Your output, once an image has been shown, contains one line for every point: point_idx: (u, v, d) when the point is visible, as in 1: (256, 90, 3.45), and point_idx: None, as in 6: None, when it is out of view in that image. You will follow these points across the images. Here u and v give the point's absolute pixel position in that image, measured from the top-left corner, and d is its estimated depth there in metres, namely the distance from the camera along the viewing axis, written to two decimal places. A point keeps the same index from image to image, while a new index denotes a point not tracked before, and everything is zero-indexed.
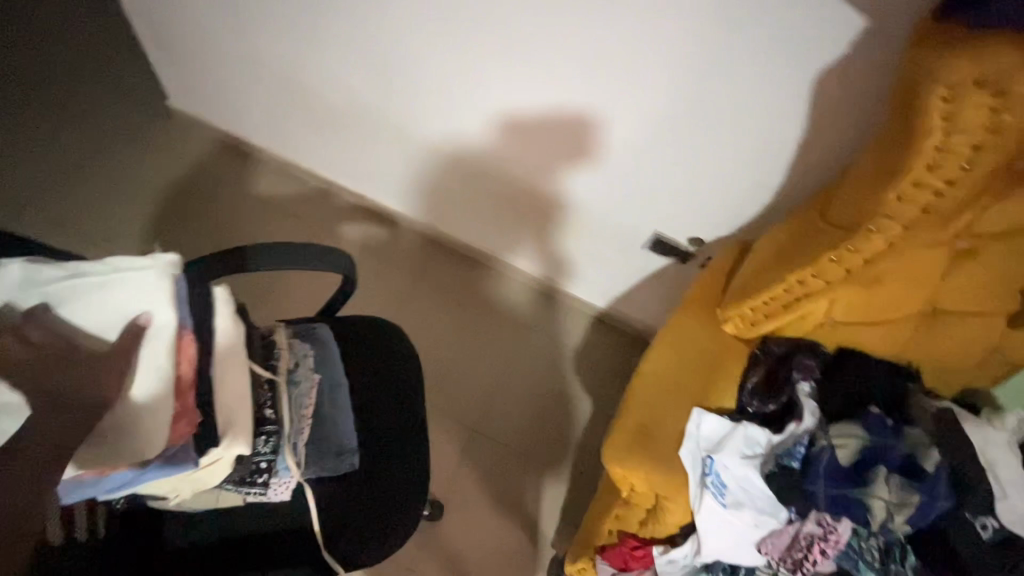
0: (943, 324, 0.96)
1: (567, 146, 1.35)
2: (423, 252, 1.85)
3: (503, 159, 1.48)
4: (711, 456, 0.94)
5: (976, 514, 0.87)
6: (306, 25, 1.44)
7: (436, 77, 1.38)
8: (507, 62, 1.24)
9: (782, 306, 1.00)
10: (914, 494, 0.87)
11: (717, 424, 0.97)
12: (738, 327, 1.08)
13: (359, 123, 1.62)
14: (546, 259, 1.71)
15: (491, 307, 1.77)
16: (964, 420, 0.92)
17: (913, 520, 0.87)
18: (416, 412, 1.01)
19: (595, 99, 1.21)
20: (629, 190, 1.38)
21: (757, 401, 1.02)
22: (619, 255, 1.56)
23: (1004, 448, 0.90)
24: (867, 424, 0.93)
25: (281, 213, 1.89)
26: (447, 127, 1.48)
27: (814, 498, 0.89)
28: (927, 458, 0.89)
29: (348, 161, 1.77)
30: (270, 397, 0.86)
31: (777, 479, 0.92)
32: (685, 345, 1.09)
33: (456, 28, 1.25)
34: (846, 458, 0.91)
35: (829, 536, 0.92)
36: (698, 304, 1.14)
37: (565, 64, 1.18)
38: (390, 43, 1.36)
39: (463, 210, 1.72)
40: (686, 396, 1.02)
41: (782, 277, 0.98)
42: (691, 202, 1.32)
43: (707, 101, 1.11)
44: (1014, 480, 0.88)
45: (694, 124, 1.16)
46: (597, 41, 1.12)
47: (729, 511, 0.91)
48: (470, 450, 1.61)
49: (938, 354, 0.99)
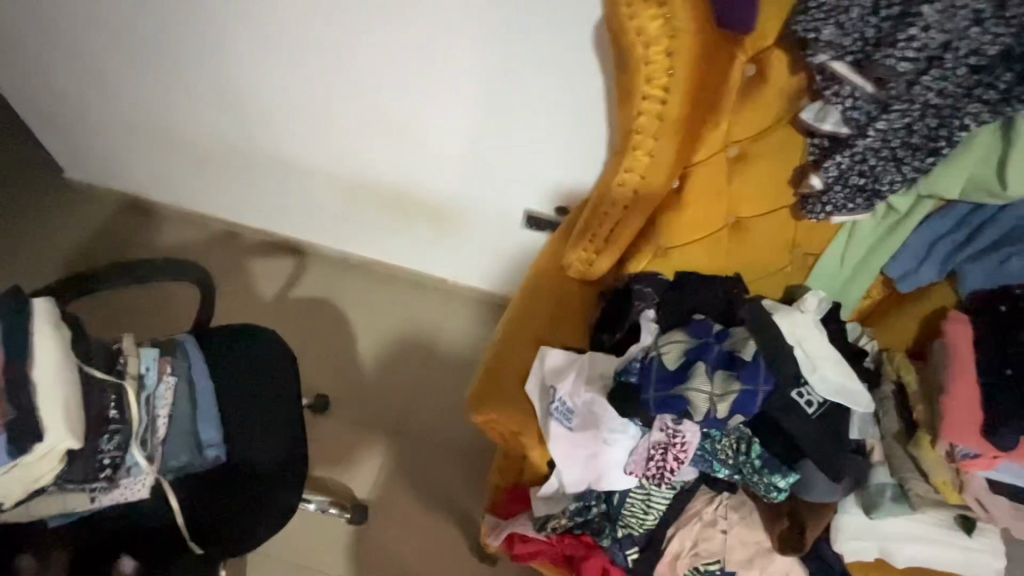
0: (748, 230, 1.05)
1: (431, 139, 1.49)
2: (335, 273, 1.95)
3: (385, 165, 1.61)
4: (553, 386, 1.00)
5: (792, 390, 0.95)
6: (180, 73, 1.57)
7: (303, 100, 1.52)
8: (358, 78, 1.41)
9: (603, 238, 1.08)
10: (734, 382, 0.94)
11: (560, 356, 1.03)
12: (581, 270, 1.15)
13: (249, 157, 1.74)
14: (445, 256, 1.82)
15: (405, 310, 1.88)
16: (775, 311, 1.00)
17: (738, 407, 0.93)
18: (284, 400, 1.05)
19: (438, 96, 1.37)
20: (492, 171, 1.51)
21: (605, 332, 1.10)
22: (504, 239, 1.68)
23: (811, 328, 0.98)
24: (689, 329, 1.00)
25: (194, 258, 1.97)
26: (327, 142, 1.61)
27: (648, 405, 0.94)
28: (744, 349, 0.96)
29: (250, 196, 1.88)
30: (116, 398, 0.89)
31: (615, 396, 0.97)
32: (539, 295, 1.16)
33: (306, 56, 1.41)
34: (673, 363, 0.96)
35: (676, 438, 0.97)
36: (548, 257, 1.21)
37: (405, 69, 1.35)
38: (256, 79, 1.51)
39: (361, 223, 1.83)
40: (535, 340, 1.09)
41: (593, 211, 1.05)
42: (544, 174, 1.48)
43: (526, 82, 1.29)
44: (822, 354, 0.96)
45: (523, 103, 1.34)
46: (424, 46, 1.29)
47: (576, 433, 0.98)
48: (394, 453, 1.64)
49: (756, 260, 1.07)
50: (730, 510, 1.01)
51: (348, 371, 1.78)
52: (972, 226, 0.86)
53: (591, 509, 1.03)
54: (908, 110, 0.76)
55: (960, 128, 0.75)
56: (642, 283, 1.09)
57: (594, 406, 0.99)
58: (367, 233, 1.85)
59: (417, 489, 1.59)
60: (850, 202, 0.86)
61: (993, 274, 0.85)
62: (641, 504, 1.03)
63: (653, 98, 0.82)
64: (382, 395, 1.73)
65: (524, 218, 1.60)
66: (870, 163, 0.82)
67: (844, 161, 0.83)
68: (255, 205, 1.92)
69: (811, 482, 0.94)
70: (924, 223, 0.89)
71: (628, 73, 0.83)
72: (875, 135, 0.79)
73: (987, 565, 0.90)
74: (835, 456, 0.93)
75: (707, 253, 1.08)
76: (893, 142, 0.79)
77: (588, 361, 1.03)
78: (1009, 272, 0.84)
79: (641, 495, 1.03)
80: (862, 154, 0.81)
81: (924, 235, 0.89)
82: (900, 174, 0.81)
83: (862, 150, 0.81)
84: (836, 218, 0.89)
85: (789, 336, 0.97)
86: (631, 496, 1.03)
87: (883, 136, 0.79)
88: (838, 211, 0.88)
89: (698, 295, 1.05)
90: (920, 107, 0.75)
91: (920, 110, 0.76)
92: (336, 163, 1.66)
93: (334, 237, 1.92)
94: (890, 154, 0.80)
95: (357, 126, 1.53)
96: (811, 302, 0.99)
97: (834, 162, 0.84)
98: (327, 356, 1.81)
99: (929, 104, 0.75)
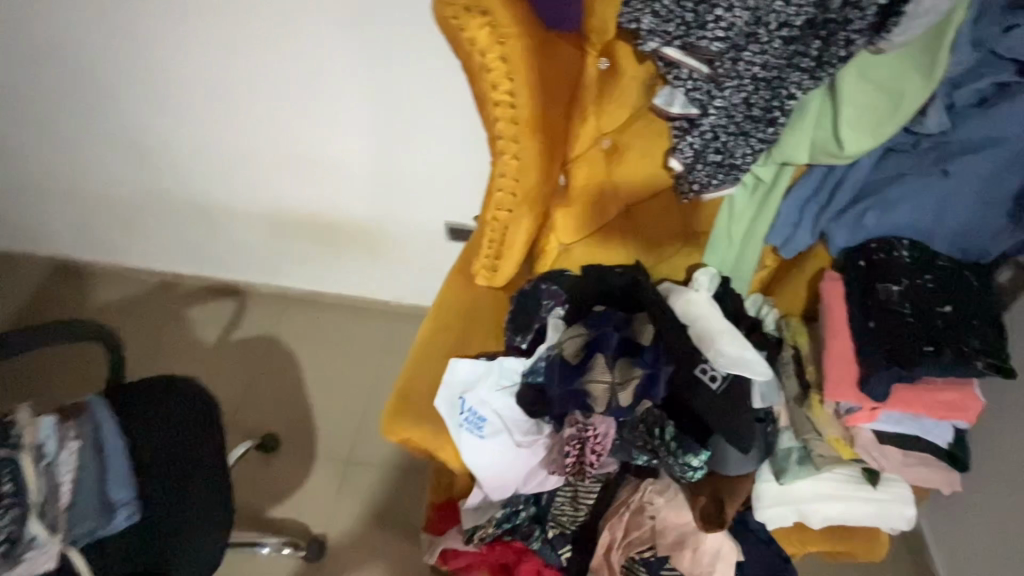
0: (637, 216, 1.05)
1: (338, 163, 1.50)
2: (271, 309, 1.94)
3: (299, 196, 1.61)
4: (463, 396, 1.00)
5: (695, 367, 0.95)
6: (81, 128, 1.56)
7: (208, 140, 1.52)
8: (261, 112, 1.43)
9: (499, 243, 1.07)
10: (635, 368, 0.94)
11: (469, 365, 1.02)
12: (487, 277, 1.14)
13: (166, 205, 1.73)
14: (378, 277, 1.82)
15: (348, 336, 1.88)
16: (670, 294, 1.03)
17: (642, 392, 0.94)
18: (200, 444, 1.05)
19: (341, 119, 1.41)
20: (405, 187, 1.53)
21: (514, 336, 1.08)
22: (432, 253, 1.69)
23: (705, 305, 0.99)
24: (588, 321, 1.00)
25: (126, 313, 1.93)
26: (239, 179, 1.61)
27: (551, 402, 0.96)
28: (642, 334, 0.97)
29: (175, 244, 1.86)
30: (10, 472, 0.93)
31: (522, 397, 0.99)
32: (450, 306, 1.15)
33: (206, 97, 1.43)
34: (574, 357, 0.97)
35: (588, 433, 0.95)
36: (458, 267, 1.20)
37: (306, 98, 1.38)
38: (161, 125, 1.52)
39: (290, 257, 1.82)
40: (445, 352, 1.08)
41: (483, 218, 1.05)
42: (455, 183, 1.50)
43: (422, 97, 1.33)
44: (719, 330, 0.97)
45: (423, 119, 1.37)
46: (318, 73, 1.32)
47: (488, 440, 0.98)
48: (347, 480, 1.62)
49: (656, 246, 1.07)
50: (655, 495, 1.01)
51: (296, 407, 1.75)
52: (830, 185, 0.88)
53: (519, 513, 1.04)
54: (739, 85, 0.80)
55: (789, 96, 0.78)
56: (548, 283, 1.08)
57: (506, 411, 1.00)
58: (300, 266, 1.84)
59: (374, 514, 1.57)
60: (714, 178, 0.88)
61: (851, 231, 0.86)
62: (570, 502, 1.04)
63: (505, 102, 0.84)
64: (331, 424, 1.72)
65: (445, 230, 1.62)
66: (722, 139, 0.84)
67: (696, 141, 0.85)
68: (183, 252, 1.88)
69: (722, 456, 0.95)
70: (790, 189, 0.91)
71: (476, 81, 0.84)
72: (716, 113, 0.82)
73: (899, 515, 0.91)
74: (744, 429, 0.93)
75: (605, 244, 1.09)
76: (736, 117, 0.82)
77: (498, 366, 1.02)
78: (863, 227, 0.85)
79: (569, 493, 1.04)
80: (711, 131, 0.84)
81: (792, 200, 0.91)
82: (750, 147, 0.84)
83: (710, 128, 0.84)
84: (706, 195, 0.90)
85: (684, 317, 1.00)
86: (558, 495, 1.04)
87: (725, 113, 0.82)
88: (705, 188, 0.89)
89: (603, 284, 1.05)
90: (750, 81, 0.79)
91: (752, 84, 0.79)
92: (253, 200, 1.65)
93: (268, 273, 1.89)
94: (737, 129, 0.83)
95: (268, 161, 1.54)
96: (704, 280, 1.00)
97: (688, 143, 0.86)
98: (272, 394, 1.77)
99: (757, 78, 0.79)
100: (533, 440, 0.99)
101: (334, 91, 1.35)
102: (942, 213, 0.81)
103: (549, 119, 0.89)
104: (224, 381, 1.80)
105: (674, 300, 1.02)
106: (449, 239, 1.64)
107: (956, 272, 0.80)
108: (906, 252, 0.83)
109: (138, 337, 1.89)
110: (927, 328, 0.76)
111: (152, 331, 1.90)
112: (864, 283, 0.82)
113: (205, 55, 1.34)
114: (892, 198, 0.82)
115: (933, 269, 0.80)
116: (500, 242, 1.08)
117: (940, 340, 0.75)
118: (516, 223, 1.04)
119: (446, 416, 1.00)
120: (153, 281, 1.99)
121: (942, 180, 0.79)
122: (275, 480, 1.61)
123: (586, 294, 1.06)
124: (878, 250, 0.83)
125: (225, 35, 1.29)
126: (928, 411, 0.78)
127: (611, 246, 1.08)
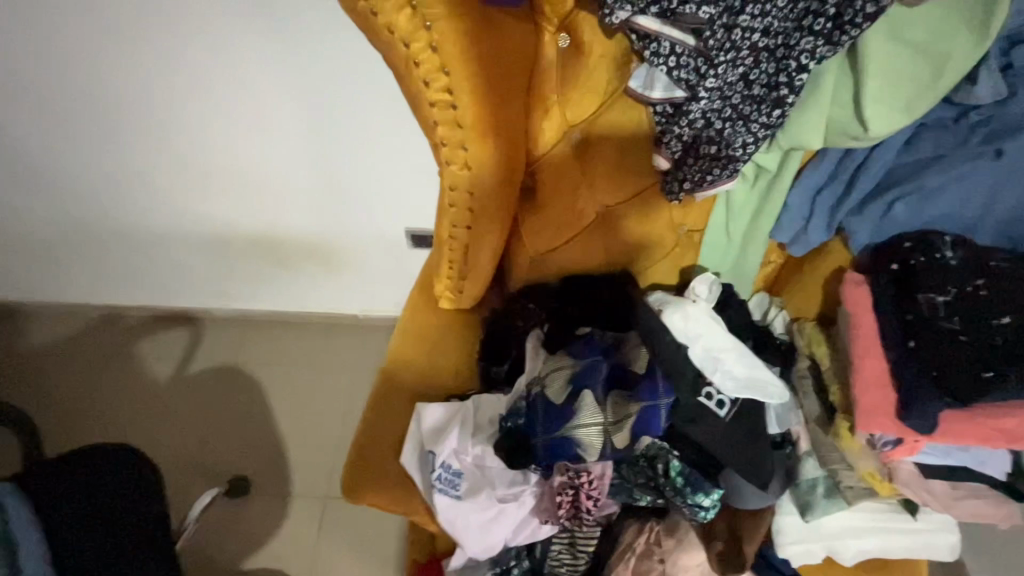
0: (623, 216, 0.88)
1: (273, 169, 1.30)
2: (222, 336, 1.70)
3: (232, 209, 1.40)
4: (432, 452, 0.85)
5: (699, 394, 0.80)
6: None
7: (115, 153, 1.30)
8: (177, 121, 1.22)
9: (461, 264, 0.89)
10: (630, 404, 0.79)
11: (436, 413, 0.87)
12: (454, 300, 0.96)
13: (80, 231, 1.49)
14: (338, 292, 1.63)
15: (309, 361, 1.67)
16: (665, 307, 0.85)
17: (640, 431, 0.79)
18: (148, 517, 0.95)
19: (272, 121, 1.20)
20: (353, 192, 1.33)
21: (490, 364, 0.93)
22: (396, 264, 1.51)
23: (708, 318, 0.83)
24: (572, 349, 0.85)
25: (47, 356, 1.67)
26: (160, 195, 1.38)
27: (536, 451, 0.81)
28: (636, 361, 0.82)
29: (96, 275, 1.61)
30: None
31: (502, 446, 0.83)
32: (414, 335, 0.97)
33: (110, 108, 1.21)
34: (559, 395, 0.82)
35: (581, 479, 0.81)
36: (417, 289, 1.01)
37: (226, 100, 1.17)
38: (61, 144, 1.29)
39: (232, 278, 1.60)
40: (407, 394, 0.93)
41: (438, 237, 0.87)
42: (410, 184, 1.31)
43: (360, 89, 1.14)
44: (725, 347, 0.82)
45: (365, 114, 1.18)
46: (236, 67, 1.11)
47: (466, 500, 0.84)
48: (325, 521, 1.46)
49: (648, 247, 0.90)
50: (663, 536, 0.88)
51: (266, 443, 1.55)
52: (850, 171, 0.73)
53: (511, 571, 0.91)
54: (736, 59, 0.63)
55: (798, 69, 0.62)
56: (529, 299, 0.93)
57: (484, 463, 0.84)
58: (251, 290, 1.63)
59: (362, 556, 1.41)
60: (708, 173, 0.72)
61: (879, 227, 0.73)
62: (568, 549, 0.90)
63: (443, 102, 0.67)
64: (307, 460, 1.53)
65: (406, 237, 1.44)
66: (716, 127, 0.68)
67: (686, 131, 0.70)
68: (117, 283, 1.63)
69: (737, 492, 0.82)
70: (800, 175, 0.76)
71: (404, 78, 0.67)
72: (708, 95, 0.66)
73: (942, 544, 0.80)
74: (760, 461, 0.79)
75: (589, 251, 0.91)
76: (732, 97, 0.66)
77: (470, 409, 0.87)
78: (894, 222, 0.72)
79: (566, 539, 0.90)
80: (703, 118, 0.68)
81: (803, 189, 0.76)
82: (750, 134, 0.67)
83: (701, 114, 0.68)
84: (700, 193, 0.74)
85: (684, 334, 0.83)
86: (552, 547, 0.90)
87: (719, 93, 0.66)
88: (698, 186, 0.73)
89: (587, 303, 0.90)
90: (750, 52, 0.62)
91: (752, 55, 0.63)
92: (185, 220, 1.44)
93: (218, 297, 1.66)
94: (734, 113, 0.67)
95: (194, 175, 1.33)
96: (701, 288, 0.85)
97: (677, 134, 0.71)
98: (238, 434, 1.56)
99: (759, 48, 0.62)
100: (522, 490, 0.84)
101: (260, 90, 1.15)
102: (990, 200, 0.69)
103: (501, 116, 0.72)
104: (173, 423, 1.58)
105: (671, 313, 0.84)
106: (413, 247, 1.46)
107: (1013, 271, 0.68)
108: (950, 251, 0.70)
109: (81, 384, 1.63)
110: (983, 346, 0.65)
111: (81, 373, 1.65)
112: (901, 292, 0.72)
113: (99, 56, 1.12)
114: (930, 186, 0.69)
115: (985, 271, 0.68)
116: (462, 263, 0.89)
117: (1000, 360, 0.64)
118: (479, 241, 0.85)
119: (416, 474, 0.87)
120: (95, 317, 1.72)
121: (993, 163, 0.66)
122: (246, 526, 1.45)
123: (568, 313, 0.91)
124: (915, 251, 0.71)
125: (117, 31, 1.07)
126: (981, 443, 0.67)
127: (596, 252, 0.91)
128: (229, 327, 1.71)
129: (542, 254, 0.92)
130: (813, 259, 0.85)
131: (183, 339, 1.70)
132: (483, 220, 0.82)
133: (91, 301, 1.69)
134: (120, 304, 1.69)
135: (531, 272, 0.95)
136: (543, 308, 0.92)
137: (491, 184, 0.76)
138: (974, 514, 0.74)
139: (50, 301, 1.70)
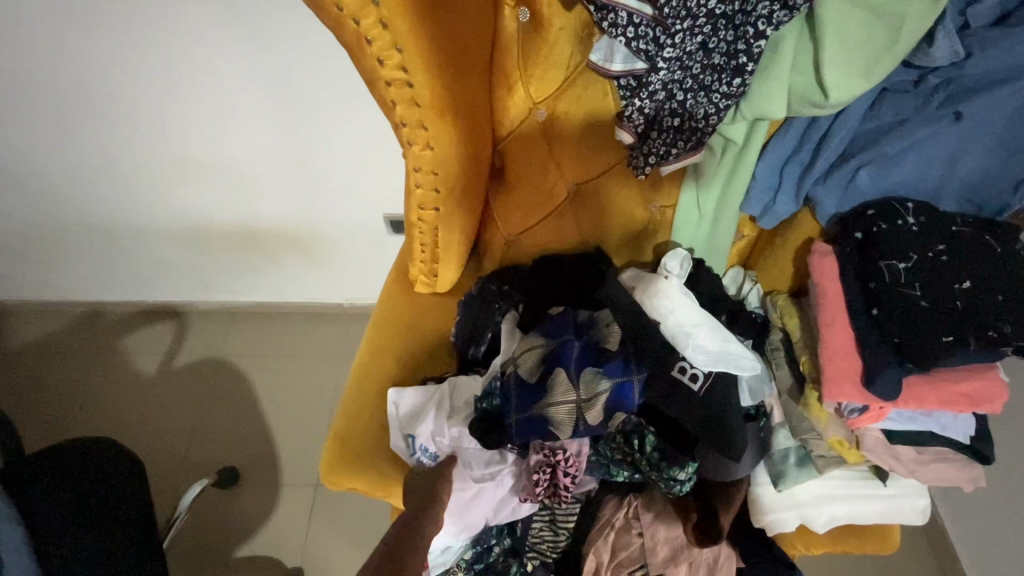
0: (594, 193, 0.87)
1: (244, 159, 1.27)
2: (206, 329, 1.70)
3: (207, 200, 1.38)
4: (410, 435, 0.86)
5: (672, 369, 0.79)
6: None
7: (82, 147, 1.26)
8: (142, 113, 1.18)
9: (433, 248, 0.88)
10: (602, 380, 0.78)
11: (411, 396, 0.87)
12: (429, 284, 0.95)
13: (55, 228, 1.47)
14: (320, 282, 1.62)
15: (295, 352, 1.67)
16: (637, 285, 0.85)
17: (612, 408, 0.79)
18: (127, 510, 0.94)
19: (240, 111, 1.17)
20: (329, 179, 1.31)
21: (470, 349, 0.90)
22: (375, 251, 1.51)
23: (679, 294, 0.82)
24: (544, 329, 0.85)
25: (32, 355, 1.66)
26: (131, 188, 1.35)
27: (510, 431, 0.81)
28: (607, 339, 0.82)
29: (76, 273, 1.60)
30: None
31: (477, 425, 0.81)
32: (391, 321, 0.96)
33: (70, 99, 1.17)
34: (531, 375, 0.82)
35: (557, 457, 0.80)
36: (393, 275, 1.00)
37: (189, 89, 1.13)
38: (23, 140, 1.25)
39: (212, 271, 1.59)
40: (384, 381, 0.91)
41: (408, 221, 0.85)
42: (384, 170, 1.30)
43: (328, 74, 1.11)
44: (697, 321, 0.81)
45: (335, 100, 1.15)
46: (197, 54, 1.08)
47: (447, 482, 0.83)
48: (316, 508, 1.46)
49: (620, 224, 0.89)
50: (641, 511, 0.89)
51: (254, 436, 1.55)
52: (816, 139, 0.73)
53: (492, 550, 0.92)
54: (693, 26, 0.62)
55: (757, 35, 0.62)
56: (497, 282, 0.91)
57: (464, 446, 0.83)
58: (232, 281, 1.62)
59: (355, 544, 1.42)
60: (673, 146, 0.72)
61: (845, 195, 0.73)
62: (548, 526, 0.91)
63: (399, 81, 0.66)
64: (296, 449, 1.53)
65: (384, 224, 1.42)
66: (678, 98, 0.69)
67: (648, 104, 0.69)
68: (98, 279, 1.61)
69: (715, 466, 0.81)
70: (765, 148, 0.75)
71: (357, 56, 0.65)
72: (667, 66, 0.65)
73: (912, 508, 0.82)
74: (733, 437, 0.78)
75: (563, 230, 0.90)
76: (693, 67, 0.66)
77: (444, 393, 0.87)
78: (859, 189, 0.72)
79: (547, 516, 0.91)
80: (664, 89, 0.68)
81: (770, 159, 0.75)
82: (712, 104, 0.68)
83: (661, 86, 0.68)
84: (666, 167, 0.75)
85: (655, 312, 0.82)
86: (533, 523, 0.90)
87: (679, 63, 0.66)
88: (664, 159, 0.74)
89: (563, 280, 0.89)
90: (707, 20, 0.62)
91: (709, 23, 0.63)
92: (160, 213, 1.42)
93: (200, 289, 1.65)
94: (696, 83, 0.68)
95: (164, 167, 1.30)
96: (673, 263, 0.84)
97: (638, 107, 0.70)
98: (226, 425, 1.57)
99: (716, 15, 0.62)
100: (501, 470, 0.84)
101: (225, 78, 1.11)
102: (951, 163, 0.69)
103: (461, 95, 0.71)
104: (161, 417, 1.58)
105: (642, 293, 0.83)
106: (392, 233, 1.45)
107: (975, 236, 0.68)
108: (912, 217, 0.71)
109: (68, 380, 1.63)
110: (944, 309, 0.66)
111: (68, 370, 1.64)
112: (865, 260, 0.72)
113: (55, 47, 1.08)
114: (892, 152, 0.69)
115: (946, 236, 0.69)
116: (434, 247, 0.88)
117: (960, 323, 0.66)
118: (450, 222, 0.84)
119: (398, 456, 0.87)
120: (78, 313, 1.71)
121: (953, 126, 0.66)
122: (237, 516, 1.45)
123: (542, 289, 0.89)
124: (879, 218, 0.71)
125: (74, 22, 1.03)
126: (943, 406, 0.69)
127: (570, 231, 0.91)
128: (212, 318, 1.71)
129: (516, 235, 0.92)
130: (784, 231, 0.84)
131: (167, 333, 1.70)
132: (452, 201, 0.81)
133: (72, 299, 1.68)
134: (102, 300, 1.67)
135: (505, 254, 0.94)
136: (515, 288, 0.90)
137: (457, 160, 0.76)
138: (942, 477, 0.75)
139: (33, 300, 1.68)
